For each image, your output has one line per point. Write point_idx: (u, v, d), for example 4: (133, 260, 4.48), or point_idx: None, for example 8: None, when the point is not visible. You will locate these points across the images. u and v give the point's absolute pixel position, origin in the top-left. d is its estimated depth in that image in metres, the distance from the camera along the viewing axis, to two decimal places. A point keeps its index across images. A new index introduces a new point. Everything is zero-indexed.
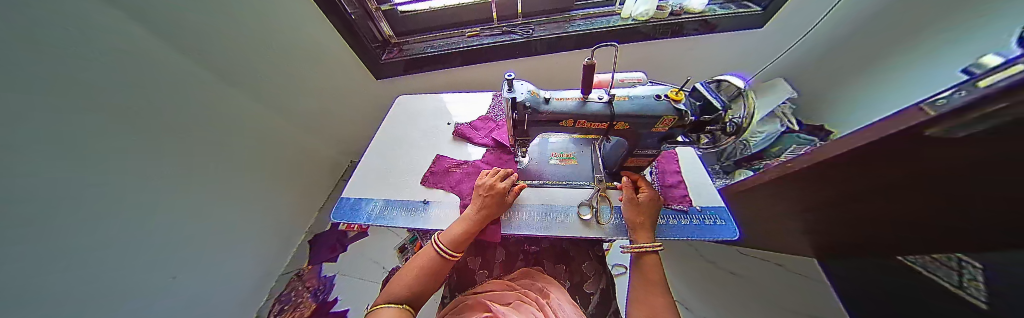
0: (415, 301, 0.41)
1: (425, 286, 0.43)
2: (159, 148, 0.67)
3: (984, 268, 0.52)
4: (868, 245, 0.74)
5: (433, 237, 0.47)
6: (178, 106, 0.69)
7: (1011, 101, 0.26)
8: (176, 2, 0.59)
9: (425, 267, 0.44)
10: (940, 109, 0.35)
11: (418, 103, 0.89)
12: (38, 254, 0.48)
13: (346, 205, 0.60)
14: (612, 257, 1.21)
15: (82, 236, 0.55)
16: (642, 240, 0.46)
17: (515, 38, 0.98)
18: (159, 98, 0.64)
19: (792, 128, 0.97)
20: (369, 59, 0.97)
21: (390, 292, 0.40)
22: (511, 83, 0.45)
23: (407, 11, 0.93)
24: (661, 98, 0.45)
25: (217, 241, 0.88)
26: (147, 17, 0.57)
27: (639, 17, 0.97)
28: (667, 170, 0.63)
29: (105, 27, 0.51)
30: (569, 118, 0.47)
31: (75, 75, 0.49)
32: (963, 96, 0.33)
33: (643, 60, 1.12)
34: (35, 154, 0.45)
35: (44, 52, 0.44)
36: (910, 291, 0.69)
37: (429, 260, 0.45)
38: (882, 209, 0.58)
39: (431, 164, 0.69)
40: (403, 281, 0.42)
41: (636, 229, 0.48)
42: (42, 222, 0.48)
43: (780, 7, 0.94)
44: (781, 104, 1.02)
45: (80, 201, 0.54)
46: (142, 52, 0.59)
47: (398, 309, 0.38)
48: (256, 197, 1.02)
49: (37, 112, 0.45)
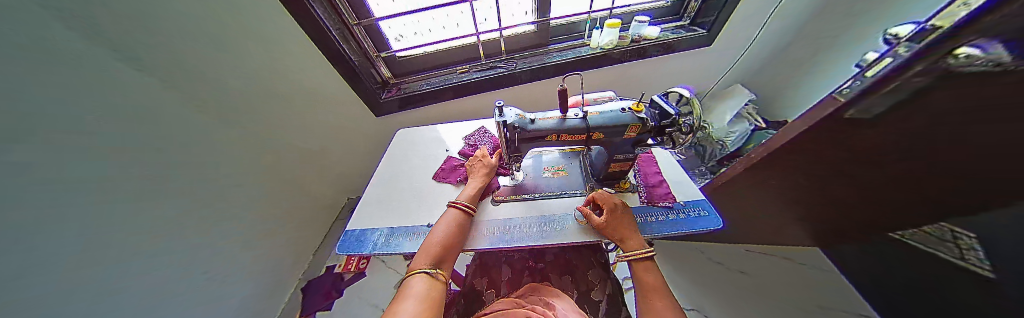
0: (445, 257, 0.46)
1: (452, 244, 0.49)
2: (173, 197, 0.68)
3: (976, 235, 0.55)
4: (864, 227, 0.78)
5: (455, 203, 0.56)
6: (200, 156, 0.73)
7: (923, 68, 0.38)
8: (202, 59, 0.66)
9: (448, 231, 0.50)
10: (847, 94, 0.49)
11: (415, 134, 0.96)
12: (56, 302, 0.49)
13: (350, 237, 0.62)
14: (620, 270, 1.20)
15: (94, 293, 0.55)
16: (631, 248, 0.49)
17: (501, 71, 1.11)
18: (196, 146, 0.71)
19: (759, 125, 1.11)
20: (370, 98, 1.05)
21: (420, 262, 0.44)
22: (500, 109, 0.52)
23: (405, 56, 1.06)
24: (626, 110, 0.53)
25: (214, 294, 0.84)
26: (196, 78, 0.67)
27: (605, 46, 1.12)
28: (647, 172, 0.69)
29: (133, 88, 0.56)
30: (553, 133, 0.54)
31: (123, 124, 0.56)
32: (859, 84, 0.47)
33: (614, 81, 1.26)
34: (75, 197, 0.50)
35: (74, 108, 0.47)
36: (912, 272, 0.75)
37: (450, 225, 0.51)
38: (862, 183, 0.64)
39: (443, 162, 0.81)
40: (429, 249, 0.46)
41: (620, 240, 0.51)
42: (60, 266, 0.49)
43: (722, 27, 1.10)
44: (744, 106, 1.18)
45: (97, 246, 0.54)
46: (170, 108, 0.64)
47: (428, 276, 0.42)
48: (257, 242, 1.00)
49: (45, 109, 0.43)
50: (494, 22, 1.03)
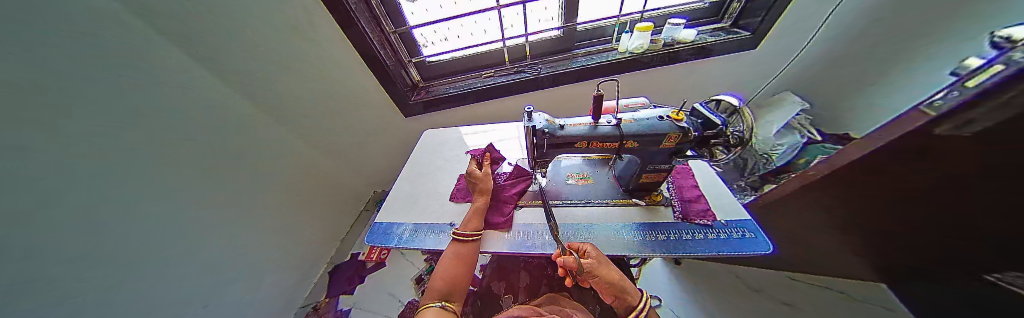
0: (454, 288, 0.47)
1: (459, 276, 0.49)
2: (208, 179, 0.76)
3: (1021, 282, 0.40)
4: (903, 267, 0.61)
5: (452, 233, 0.54)
6: (236, 144, 0.81)
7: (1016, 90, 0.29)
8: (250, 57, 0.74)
9: (453, 266, 0.50)
10: (940, 109, 0.38)
11: (440, 135, 0.99)
12: (86, 267, 0.55)
13: (378, 230, 0.65)
14: (645, 287, 1.11)
15: (143, 261, 0.64)
16: (631, 300, 0.40)
17: (525, 76, 1.11)
18: (233, 135, 0.80)
19: (813, 138, 0.99)
20: (400, 100, 1.11)
21: (431, 297, 0.46)
22: (530, 114, 0.52)
23: (434, 61, 1.11)
24: (663, 119, 0.50)
25: (241, 269, 0.91)
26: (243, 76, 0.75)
27: (635, 50, 1.08)
28: (683, 185, 0.64)
29: (178, 77, 0.63)
30: (583, 140, 0.52)
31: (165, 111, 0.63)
32: (959, 94, 0.37)
33: (645, 87, 1.21)
34: (121, 179, 0.58)
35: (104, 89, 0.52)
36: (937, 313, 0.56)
37: (453, 260, 0.51)
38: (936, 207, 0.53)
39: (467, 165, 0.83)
40: (437, 285, 0.47)
41: (619, 289, 0.41)
42: (89, 233, 0.54)
43: (769, 29, 1.02)
44: (794, 116, 1.06)
45: (135, 214, 0.61)
46: (214, 100, 0.72)
47: (439, 308, 0.43)
48: (288, 227, 1.09)
49: (58, 83, 0.46)
50: (521, 28, 1.06)
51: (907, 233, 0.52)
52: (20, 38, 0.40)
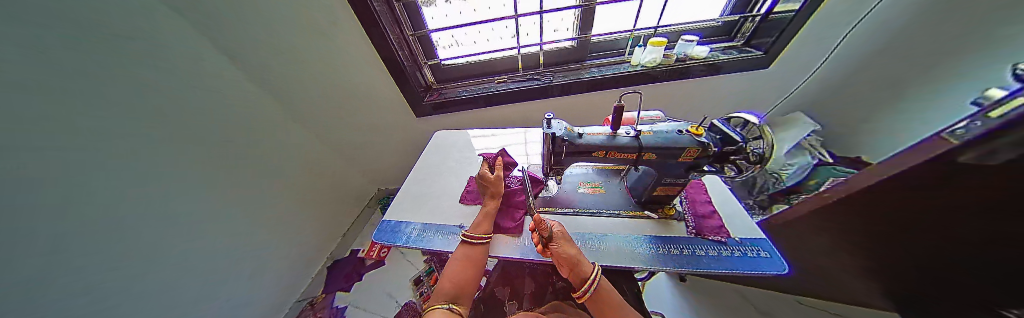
0: (462, 290, 0.47)
1: (468, 278, 0.49)
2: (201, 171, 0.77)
3: None
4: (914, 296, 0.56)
5: (461, 235, 0.54)
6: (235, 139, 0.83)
7: None
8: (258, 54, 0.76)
9: (461, 268, 0.50)
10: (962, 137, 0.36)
11: (452, 136, 1.01)
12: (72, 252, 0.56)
13: (386, 227, 0.65)
14: (648, 304, 1.09)
15: (159, 256, 0.71)
16: (585, 268, 0.45)
17: (537, 83, 1.13)
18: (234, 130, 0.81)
19: (824, 160, 0.96)
20: (413, 100, 1.12)
21: (438, 298, 0.46)
22: (549, 121, 0.52)
23: (450, 64, 1.13)
24: (682, 132, 0.50)
25: (234, 261, 0.92)
26: None
27: (647, 63, 1.09)
28: (696, 200, 0.64)
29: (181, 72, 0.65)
30: (601, 149, 0.53)
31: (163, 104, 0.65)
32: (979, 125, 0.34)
33: (656, 99, 1.21)
34: (138, 179, 0.65)
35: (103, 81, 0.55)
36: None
37: (461, 262, 0.51)
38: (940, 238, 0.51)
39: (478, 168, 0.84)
40: (445, 286, 0.48)
41: (575, 261, 0.45)
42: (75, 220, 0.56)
43: (781, 49, 1.03)
44: (805, 138, 1.07)
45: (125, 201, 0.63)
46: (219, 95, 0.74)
47: (446, 310, 0.43)
48: (284, 221, 1.11)
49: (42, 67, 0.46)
50: (536, 37, 1.08)
51: (919, 261, 0.51)
52: (42, 42, 0.46)
